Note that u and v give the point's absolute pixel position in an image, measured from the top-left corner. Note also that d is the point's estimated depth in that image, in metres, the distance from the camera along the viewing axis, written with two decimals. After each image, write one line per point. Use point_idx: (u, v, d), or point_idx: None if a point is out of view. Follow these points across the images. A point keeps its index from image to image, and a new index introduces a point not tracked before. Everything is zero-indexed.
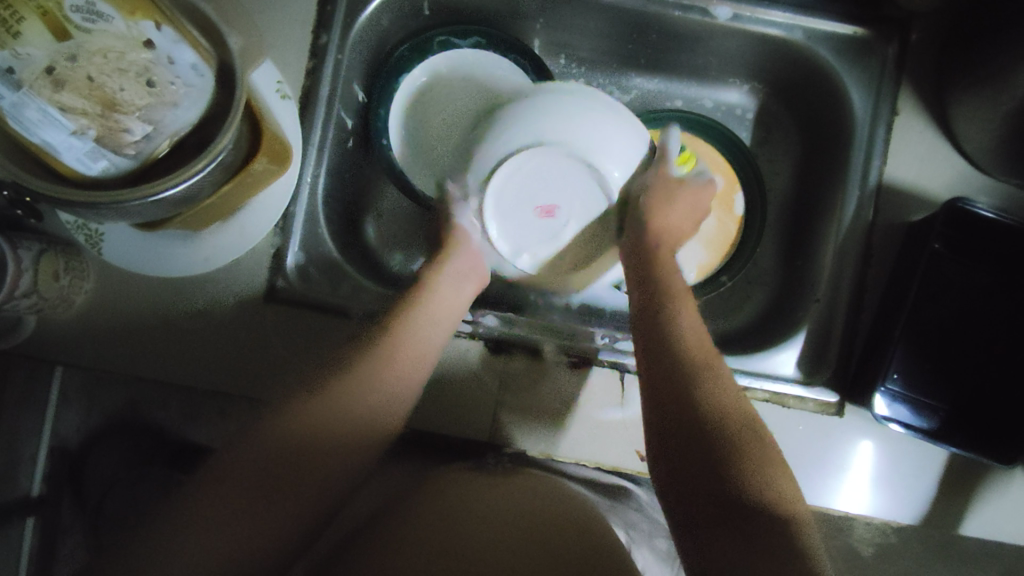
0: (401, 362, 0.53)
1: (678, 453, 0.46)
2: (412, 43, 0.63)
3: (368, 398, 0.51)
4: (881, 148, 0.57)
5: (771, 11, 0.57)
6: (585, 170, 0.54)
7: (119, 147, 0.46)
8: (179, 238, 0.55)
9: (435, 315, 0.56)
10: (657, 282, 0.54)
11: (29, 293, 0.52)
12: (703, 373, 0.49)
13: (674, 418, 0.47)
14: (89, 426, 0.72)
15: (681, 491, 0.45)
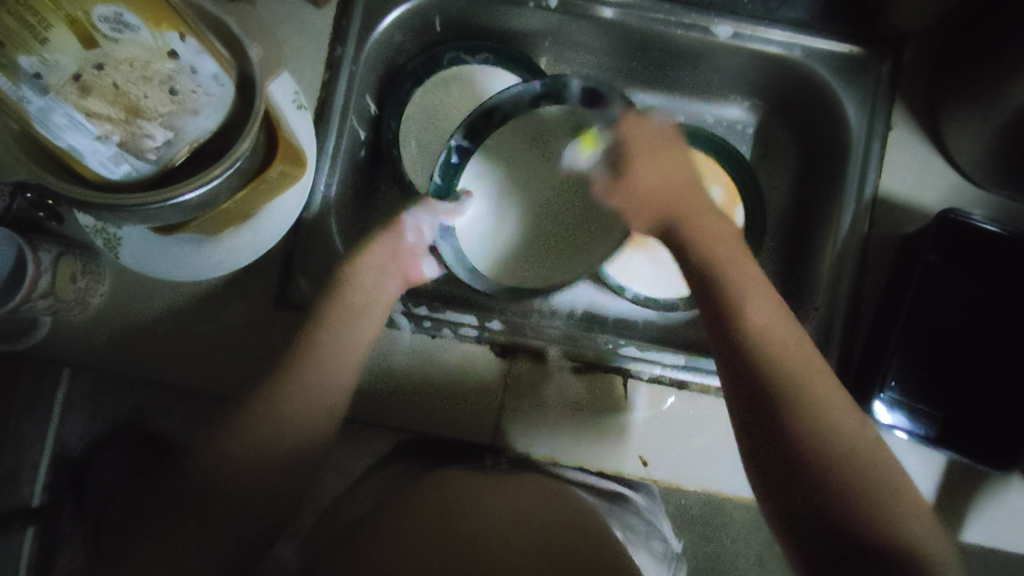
0: (341, 356, 0.54)
1: (763, 454, 0.48)
2: (425, 58, 0.66)
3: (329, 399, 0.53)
4: (877, 163, 0.59)
5: (770, 30, 0.59)
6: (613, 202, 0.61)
7: (140, 152, 0.48)
8: (191, 241, 0.56)
9: (359, 314, 0.56)
10: (740, 314, 0.50)
11: (47, 294, 0.53)
12: (805, 408, 0.47)
13: (778, 458, 0.47)
14: (89, 435, 0.70)
15: (762, 473, 0.48)
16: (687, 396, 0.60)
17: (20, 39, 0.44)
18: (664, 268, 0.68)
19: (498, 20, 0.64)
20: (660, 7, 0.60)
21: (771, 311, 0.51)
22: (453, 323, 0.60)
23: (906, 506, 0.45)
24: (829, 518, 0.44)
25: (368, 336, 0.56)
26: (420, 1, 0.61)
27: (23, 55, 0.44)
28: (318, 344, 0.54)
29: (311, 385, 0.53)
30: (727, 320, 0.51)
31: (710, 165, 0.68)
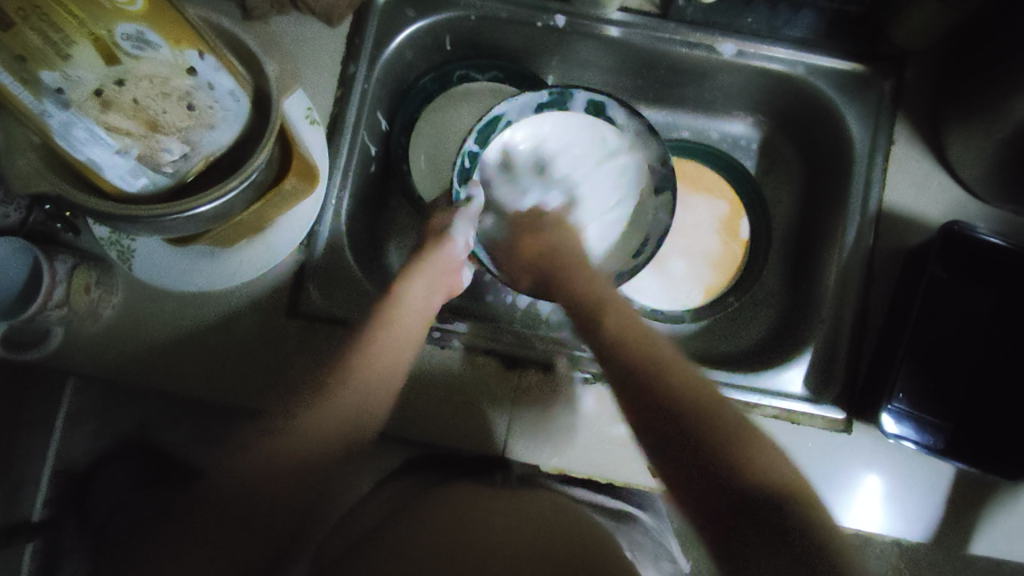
0: (372, 369, 0.56)
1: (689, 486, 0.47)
2: (435, 76, 0.68)
3: None
4: (881, 175, 0.60)
5: (774, 47, 0.61)
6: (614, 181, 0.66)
7: (158, 166, 0.50)
8: (204, 253, 0.58)
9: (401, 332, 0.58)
10: (623, 352, 0.53)
11: (61, 304, 0.54)
12: (682, 402, 0.49)
13: (687, 462, 0.47)
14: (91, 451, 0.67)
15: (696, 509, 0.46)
16: None
17: (43, 54, 0.42)
18: (674, 281, 0.68)
19: (506, 39, 0.66)
20: (666, 26, 0.61)
21: (654, 346, 0.54)
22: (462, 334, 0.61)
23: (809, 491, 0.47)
24: (726, 488, 0.46)
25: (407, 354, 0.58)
26: (432, 21, 0.63)
27: (45, 71, 0.43)
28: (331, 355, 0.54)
29: None
30: (619, 356, 0.53)
31: (716, 181, 0.70)
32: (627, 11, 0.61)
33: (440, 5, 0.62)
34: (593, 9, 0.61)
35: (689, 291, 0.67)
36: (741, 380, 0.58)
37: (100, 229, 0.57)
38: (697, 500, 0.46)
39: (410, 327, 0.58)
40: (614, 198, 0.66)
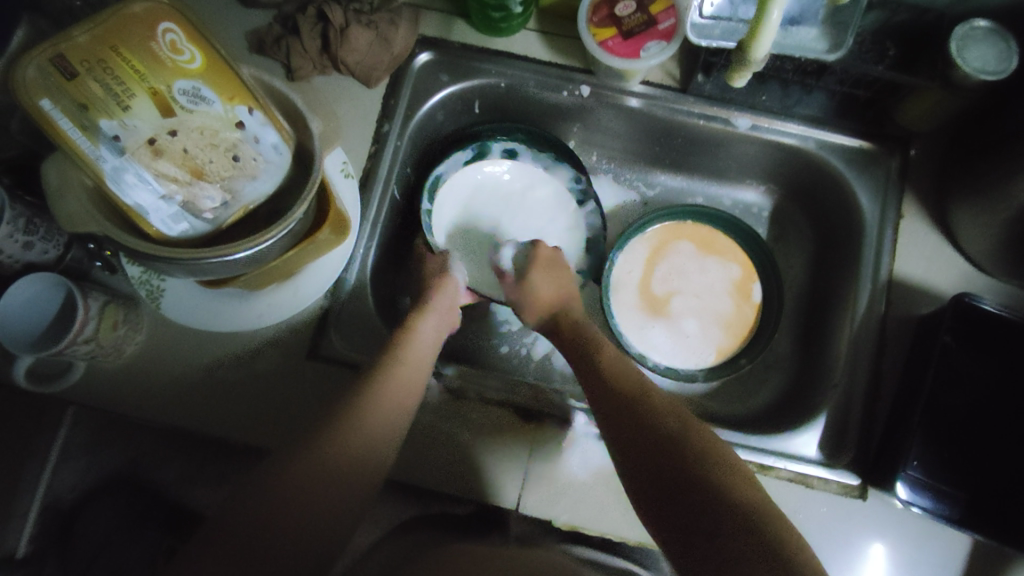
0: (380, 425, 0.53)
1: (634, 453, 0.49)
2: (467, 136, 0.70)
3: (355, 452, 0.51)
4: (890, 247, 0.62)
5: (787, 123, 0.64)
6: (552, 201, 0.72)
7: (198, 212, 0.50)
8: (235, 296, 0.59)
9: (405, 379, 0.56)
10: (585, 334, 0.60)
11: (90, 339, 0.55)
12: (624, 370, 0.55)
13: (627, 434, 0.50)
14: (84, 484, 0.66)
15: (639, 480, 0.48)
16: None
17: (104, 104, 0.46)
18: (685, 340, 0.69)
19: (532, 106, 0.69)
20: (685, 100, 0.64)
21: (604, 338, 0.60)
22: (480, 386, 0.62)
23: (739, 473, 0.48)
24: (667, 457, 0.48)
25: (407, 406, 0.55)
26: (463, 87, 0.66)
27: (105, 119, 0.46)
28: (351, 396, 0.54)
29: (337, 440, 0.50)
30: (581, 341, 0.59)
31: (728, 245, 0.71)
32: (647, 84, 0.65)
33: (473, 73, 0.66)
34: (616, 81, 0.65)
35: (701, 352, 0.68)
36: (756, 442, 0.58)
37: (133, 266, 0.58)
38: (619, 447, 0.50)
39: (415, 377, 0.57)
40: (557, 216, 0.72)
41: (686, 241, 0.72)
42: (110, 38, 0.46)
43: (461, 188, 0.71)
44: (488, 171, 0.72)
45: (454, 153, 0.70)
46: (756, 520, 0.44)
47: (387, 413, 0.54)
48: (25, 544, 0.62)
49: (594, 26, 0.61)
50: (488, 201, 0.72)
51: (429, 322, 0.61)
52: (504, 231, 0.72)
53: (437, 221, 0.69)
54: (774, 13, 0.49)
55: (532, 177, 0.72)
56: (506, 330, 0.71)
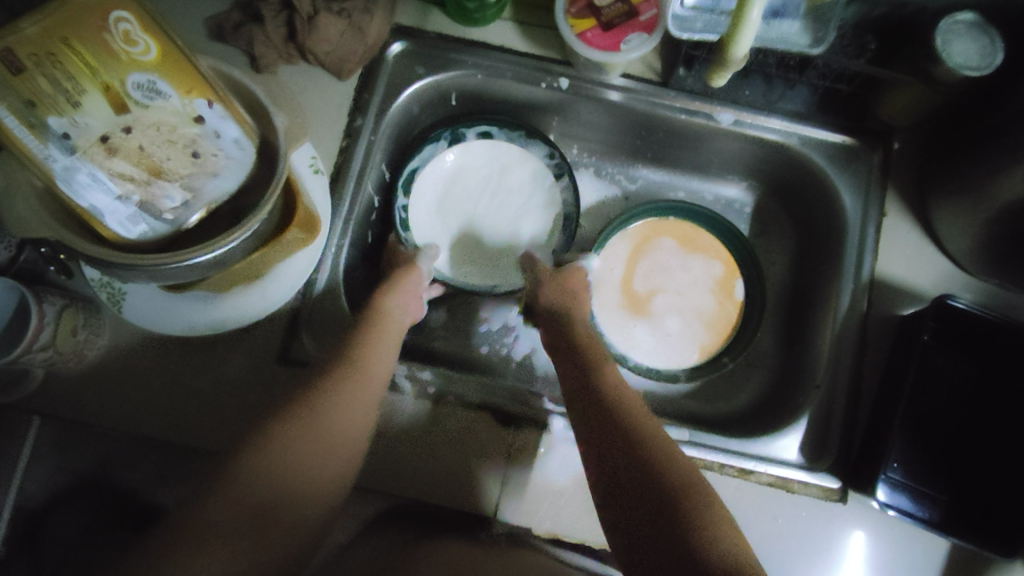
0: (346, 433, 0.51)
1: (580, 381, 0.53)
2: (448, 133, 0.68)
3: (316, 457, 0.48)
4: (873, 246, 0.61)
5: (770, 119, 0.62)
6: (526, 179, 0.70)
7: (157, 213, 0.48)
8: (200, 297, 0.55)
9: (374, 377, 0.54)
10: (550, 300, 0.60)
11: (46, 346, 0.52)
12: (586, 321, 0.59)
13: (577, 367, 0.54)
14: (58, 483, 0.56)
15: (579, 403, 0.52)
16: (712, 476, 0.57)
17: (51, 99, 0.43)
18: (666, 339, 0.68)
19: (511, 99, 0.67)
20: (666, 94, 0.62)
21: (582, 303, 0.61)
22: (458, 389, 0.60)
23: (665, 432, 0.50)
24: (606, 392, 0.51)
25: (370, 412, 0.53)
26: (439, 78, 0.64)
27: (53, 116, 0.43)
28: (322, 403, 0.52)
29: (306, 459, 0.48)
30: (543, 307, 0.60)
31: (710, 241, 0.70)
32: (628, 77, 0.63)
33: (448, 64, 0.63)
34: (595, 73, 0.63)
35: (683, 351, 0.67)
36: (736, 447, 0.58)
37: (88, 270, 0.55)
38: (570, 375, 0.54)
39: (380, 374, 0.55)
40: (533, 196, 0.70)
41: (668, 238, 0.70)
42: (59, 28, 0.42)
43: (436, 174, 0.69)
44: (464, 154, 0.69)
45: (426, 146, 0.67)
46: (668, 457, 0.47)
47: (355, 417, 0.52)
48: None
49: (571, 17, 0.59)
50: (467, 185, 0.70)
51: (394, 311, 0.59)
52: (484, 215, 0.70)
53: (413, 215, 0.67)
54: (754, 12, 0.47)
55: (509, 157, 0.70)
56: (484, 329, 0.70)
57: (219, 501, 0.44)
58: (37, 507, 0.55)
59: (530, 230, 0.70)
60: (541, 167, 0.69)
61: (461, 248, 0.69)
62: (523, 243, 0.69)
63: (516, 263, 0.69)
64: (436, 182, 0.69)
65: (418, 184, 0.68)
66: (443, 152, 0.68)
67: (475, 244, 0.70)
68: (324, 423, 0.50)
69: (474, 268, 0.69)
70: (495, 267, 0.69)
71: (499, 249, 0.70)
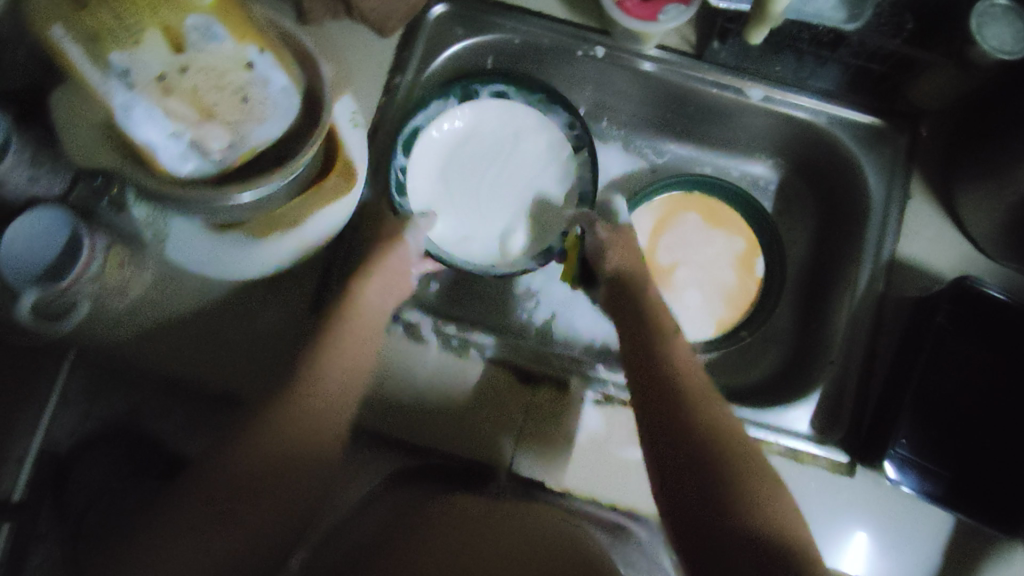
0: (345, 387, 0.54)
1: (643, 359, 0.56)
2: (459, 90, 0.68)
3: (313, 419, 0.50)
4: (895, 227, 0.62)
5: (799, 96, 0.63)
6: (537, 150, 0.71)
7: (205, 154, 0.49)
8: (238, 241, 0.57)
9: (351, 357, 0.54)
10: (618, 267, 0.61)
11: (94, 278, 0.55)
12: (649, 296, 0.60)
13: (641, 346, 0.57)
14: (83, 430, 0.62)
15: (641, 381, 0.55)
16: None
17: (116, 35, 0.45)
18: (684, 311, 0.69)
19: (546, 66, 0.68)
20: (699, 67, 0.63)
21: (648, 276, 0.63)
22: (478, 344, 0.62)
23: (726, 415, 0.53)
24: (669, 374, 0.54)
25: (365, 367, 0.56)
26: (476, 42, 0.65)
27: (115, 52, 0.45)
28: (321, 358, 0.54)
29: (302, 418, 0.50)
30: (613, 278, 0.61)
31: (733, 217, 0.71)
32: (664, 48, 0.64)
33: (486, 28, 0.65)
34: (631, 44, 0.63)
35: (701, 323, 0.69)
36: (750, 416, 0.59)
37: (105, 207, 0.56)
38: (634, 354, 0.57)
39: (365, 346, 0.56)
40: (541, 166, 0.71)
41: (695, 212, 0.71)
42: None
43: (445, 133, 0.69)
44: (476, 115, 0.69)
45: (435, 102, 0.67)
46: (727, 447, 0.50)
47: (350, 371, 0.54)
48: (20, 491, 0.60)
49: None
50: (476, 148, 0.70)
51: (372, 299, 0.58)
52: (490, 182, 0.71)
53: (411, 175, 0.67)
54: None
55: (523, 124, 0.70)
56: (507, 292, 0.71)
57: (244, 451, 0.47)
58: (64, 452, 0.62)
59: (532, 201, 0.71)
60: (557, 137, 0.70)
61: (460, 214, 0.69)
62: (525, 214, 0.70)
63: (514, 237, 0.70)
64: (443, 142, 0.69)
65: (426, 142, 0.68)
66: (456, 111, 0.68)
67: (475, 211, 0.70)
68: (324, 375, 0.53)
69: (472, 234, 0.69)
70: (493, 238, 0.69)
71: (502, 217, 0.70)
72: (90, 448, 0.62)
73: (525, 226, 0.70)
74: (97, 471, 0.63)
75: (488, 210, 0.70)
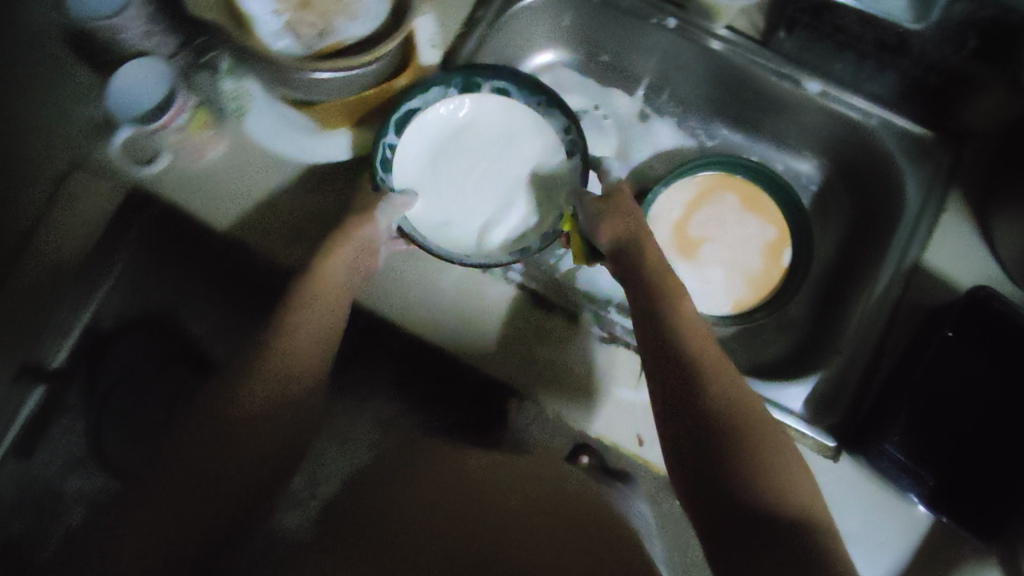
0: (309, 333, 0.56)
1: (658, 336, 0.56)
2: (460, 80, 0.66)
3: (292, 363, 0.54)
4: (924, 236, 0.62)
5: (854, 96, 0.65)
6: (532, 152, 0.68)
7: (299, 35, 0.56)
8: (306, 128, 0.66)
9: (314, 319, 0.57)
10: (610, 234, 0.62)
11: (179, 130, 0.62)
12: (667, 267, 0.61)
13: (658, 322, 0.56)
14: (126, 317, 0.80)
15: (658, 357, 0.55)
16: None
17: None
18: (704, 285, 0.72)
19: (619, 30, 0.72)
20: (763, 53, 0.66)
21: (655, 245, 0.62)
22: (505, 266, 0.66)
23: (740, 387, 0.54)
24: (685, 353, 0.54)
25: (333, 313, 0.58)
26: None
27: None
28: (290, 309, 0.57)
29: (277, 360, 0.54)
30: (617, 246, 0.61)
31: (770, 206, 0.73)
32: (732, 30, 0.67)
33: None
34: (703, 20, 0.67)
35: (718, 299, 0.71)
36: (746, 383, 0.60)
37: (200, 72, 0.64)
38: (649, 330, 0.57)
39: (332, 306, 0.58)
40: (534, 168, 0.68)
41: (733, 194, 0.73)
42: None
43: (439, 122, 0.67)
44: (476, 107, 0.68)
45: (434, 88, 0.66)
46: (745, 420, 0.52)
47: (316, 328, 0.56)
48: (62, 357, 0.77)
49: None
50: (471, 142, 0.68)
51: (337, 273, 0.59)
52: (479, 178, 0.68)
53: (399, 155, 0.65)
54: None
55: (521, 123, 0.68)
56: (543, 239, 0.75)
57: (256, 377, 0.53)
58: (107, 330, 0.79)
59: (517, 203, 0.67)
60: (554, 140, 0.67)
61: (443, 206, 0.67)
62: (510, 214, 0.67)
63: (492, 235, 0.67)
64: (437, 131, 0.67)
65: (420, 127, 0.66)
66: (455, 101, 0.67)
67: (458, 206, 0.67)
68: (298, 327, 0.56)
69: (451, 227, 0.66)
70: (472, 233, 0.66)
71: (488, 213, 0.67)
72: (129, 330, 0.81)
73: (506, 226, 0.67)
74: (138, 349, 0.82)
75: (472, 203, 0.67)
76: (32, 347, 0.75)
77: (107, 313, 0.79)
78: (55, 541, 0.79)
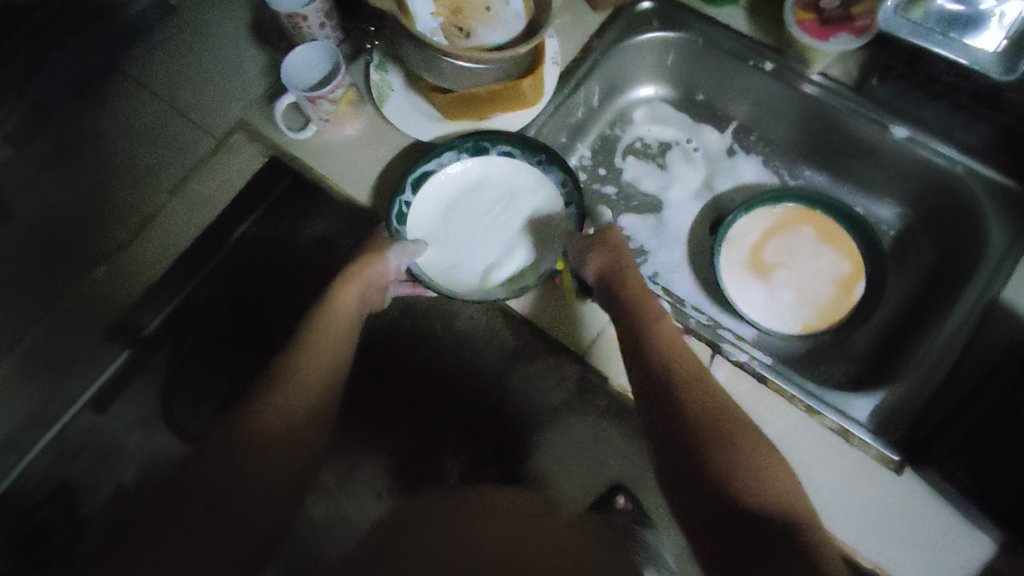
0: (334, 342, 0.69)
1: (647, 367, 0.61)
2: (472, 144, 0.75)
3: (310, 371, 0.65)
4: (1002, 279, 0.64)
5: (942, 145, 0.68)
6: (533, 206, 0.76)
7: (449, 36, 0.68)
8: (432, 117, 0.77)
9: (337, 330, 0.70)
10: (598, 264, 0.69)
11: (333, 101, 0.71)
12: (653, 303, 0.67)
13: (647, 352, 0.62)
14: (210, 295, 0.87)
15: (647, 386, 0.61)
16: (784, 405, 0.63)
17: None
18: (776, 304, 0.75)
19: (718, 71, 0.80)
20: (855, 99, 0.72)
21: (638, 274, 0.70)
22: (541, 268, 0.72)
23: (722, 407, 0.60)
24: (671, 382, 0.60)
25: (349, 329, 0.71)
26: (669, 37, 0.78)
27: None
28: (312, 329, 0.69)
29: (298, 372, 0.65)
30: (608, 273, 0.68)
31: (846, 241, 0.77)
32: (828, 76, 0.73)
33: (679, 24, 0.77)
34: (799, 65, 0.73)
35: (787, 319, 0.74)
36: (810, 387, 0.63)
37: (356, 64, 0.80)
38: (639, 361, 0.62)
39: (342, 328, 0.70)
40: (534, 221, 0.75)
41: (810, 226, 0.78)
42: None
43: (453, 180, 0.75)
44: (486, 168, 0.76)
45: (448, 152, 0.74)
46: (728, 440, 0.57)
47: (334, 336, 0.69)
48: (152, 324, 0.86)
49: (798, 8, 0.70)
50: (481, 199, 0.76)
51: (352, 293, 0.71)
52: (484, 231, 0.75)
53: (415, 210, 0.73)
54: None
55: (525, 185, 0.76)
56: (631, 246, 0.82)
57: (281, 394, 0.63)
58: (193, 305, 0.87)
59: (518, 249, 0.74)
60: (553, 196, 0.75)
61: (452, 252, 0.74)
62: (510, 258, 0.74)
63: (494, 277, 0.73)
64: (450, 189, 0.75)
65: (436, 182, 0.74)
66: (467, 163, 0.75)
67: (465, 253, 0.74)
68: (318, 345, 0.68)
69: (458, 270, 0.73)
70: (476, 275, 0.73)
71: (490, 260, 0.74)
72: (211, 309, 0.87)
73: (507, 270, 0.74)
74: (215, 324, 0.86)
75: (478, 249, 0.75)
76: (137, 311, 0.86)
77: (199, 288, 0.87)
78: (104, 495, 0.83)
